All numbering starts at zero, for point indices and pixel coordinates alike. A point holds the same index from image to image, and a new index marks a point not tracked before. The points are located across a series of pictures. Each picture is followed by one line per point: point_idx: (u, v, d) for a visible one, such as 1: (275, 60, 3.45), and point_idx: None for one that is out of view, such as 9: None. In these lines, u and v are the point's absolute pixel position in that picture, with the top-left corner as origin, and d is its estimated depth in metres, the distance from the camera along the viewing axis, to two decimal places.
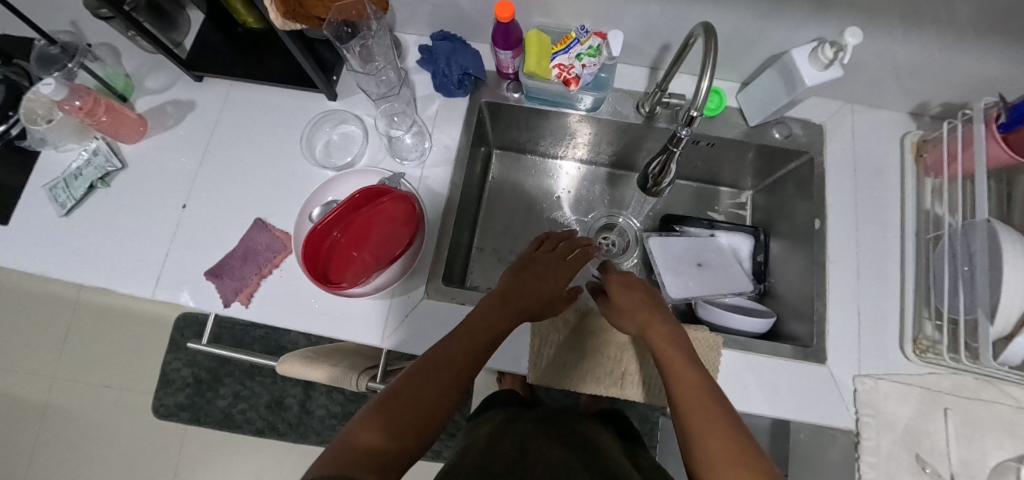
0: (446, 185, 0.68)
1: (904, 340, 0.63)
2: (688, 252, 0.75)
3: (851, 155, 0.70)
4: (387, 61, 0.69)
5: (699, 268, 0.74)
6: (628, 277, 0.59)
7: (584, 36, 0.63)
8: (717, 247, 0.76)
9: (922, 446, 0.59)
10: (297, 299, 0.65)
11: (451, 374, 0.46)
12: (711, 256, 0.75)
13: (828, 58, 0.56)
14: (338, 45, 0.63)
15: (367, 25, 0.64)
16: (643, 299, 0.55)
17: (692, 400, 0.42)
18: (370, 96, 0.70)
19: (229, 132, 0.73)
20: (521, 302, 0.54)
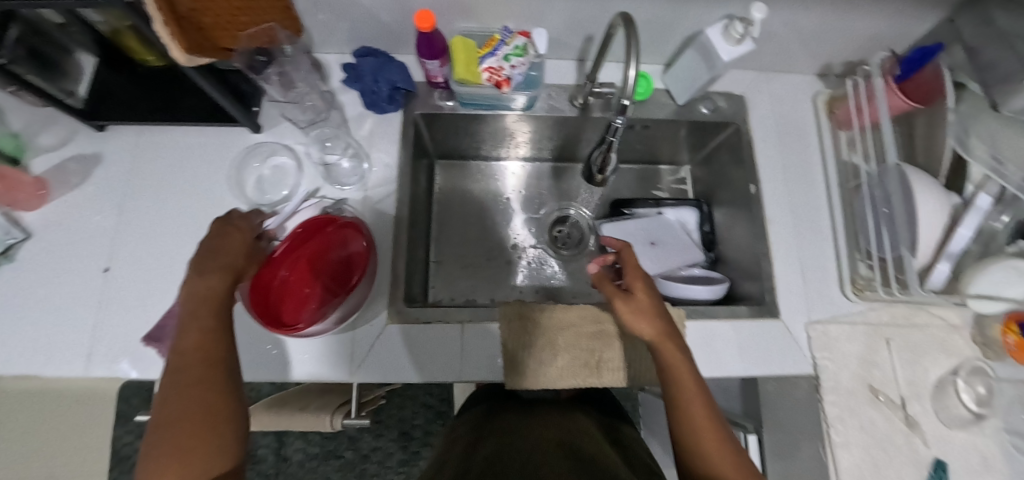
0: (393, 204, 0.66)
1: (843, 283, 0.68)
2: (639, 232, 0.79)
3: (773, 119, 0.75)
4: (308, 82, 0.68)
5: (650, 246, 0.78)
6: (648, 280, 0.56)
7: (510, 37, 0.64)
8: (666, 223, 0.80)
9: (873, 377, 0.65)
10: (252, 347, 0.61)
11: (207, 359, 0.42)
12: (662, 233, 0.79)
13: (740, 33, 0.59)
14: (253, 76, 0.61)
15: (281, 50, 0.63)
16: (657, 308, 0.53)
17: (713, 443, 0.45)
18: (298, 124, 0.68)
19: (146, 181, 0.67)
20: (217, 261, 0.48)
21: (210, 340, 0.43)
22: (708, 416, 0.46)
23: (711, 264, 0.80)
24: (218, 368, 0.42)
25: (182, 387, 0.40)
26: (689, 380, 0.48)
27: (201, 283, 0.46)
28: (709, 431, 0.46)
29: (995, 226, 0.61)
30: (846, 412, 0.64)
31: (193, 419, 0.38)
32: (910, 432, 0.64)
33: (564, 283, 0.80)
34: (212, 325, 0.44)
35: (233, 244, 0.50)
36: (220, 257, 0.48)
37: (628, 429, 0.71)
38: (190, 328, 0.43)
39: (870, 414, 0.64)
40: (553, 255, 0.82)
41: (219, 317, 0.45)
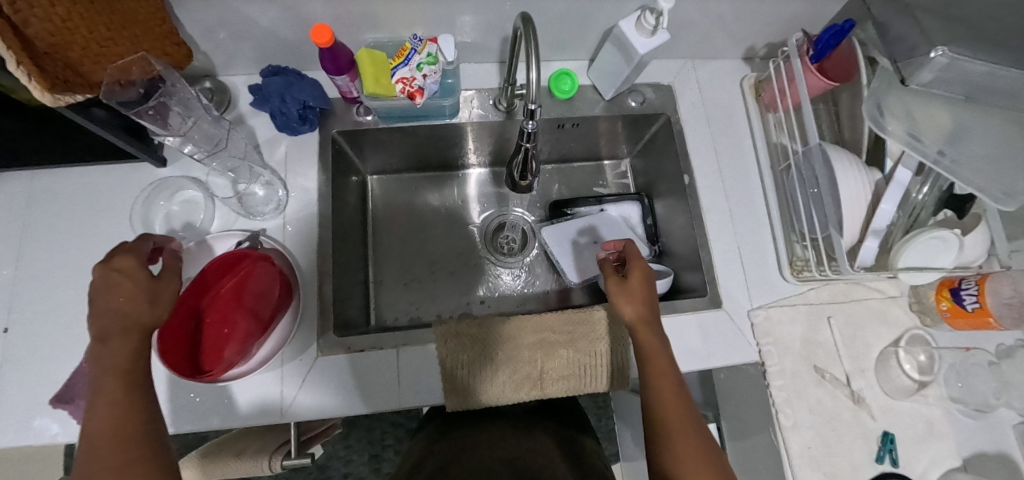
0: (315, 230, 0.63)
1: (782, 266, 0.68)
2: (583, 231, 0.77)
3: (702, 107, 0.74)
4: (195, 108, 0.60)
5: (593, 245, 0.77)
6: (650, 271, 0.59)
7: (419, 45, 0.60)
8: (610, 220, 0.78)
9: (817, 357, 0.65)
10: (172, 396, 0.57)
11: (123, 421, 0.39)
12: (606, 230, 0.78)
13: (652, 24, 0.58)
14: (127, 112, 0.52)
15: (162, 80, 0.56)
16: (648, 297, 0.57)
17: (677, 422, 0.48)
18: (197, 157, 0.62)
19: (39, 230, 0.61)
20: (115, 314, 0.42)
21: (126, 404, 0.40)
22: (679, 403, 0.50)
23: (657, 257, 0.79)
24: (136, 446, 0.38)
25: (98, 455, 0.37)
26: (664, 368, 0.52)
27: (105, 355, 0.41)
28: (677, 413, 0.49)
29: (919, 198, 0.61)
30: (793, 395, 0.63)
31: None
32: (858, 407, 0.64)
33: (511, 291, 0.79)
34: (125, 387, 0.40)
35: (121, 296, 0.43)
36: (116, 305, 0.43)
37: (586, 437, 0.70)
38: (101, 392, 0.39)
39: (818, 395, 0.64)
40: (498, 262, 0.80)
41: (130, 384, 0.40)
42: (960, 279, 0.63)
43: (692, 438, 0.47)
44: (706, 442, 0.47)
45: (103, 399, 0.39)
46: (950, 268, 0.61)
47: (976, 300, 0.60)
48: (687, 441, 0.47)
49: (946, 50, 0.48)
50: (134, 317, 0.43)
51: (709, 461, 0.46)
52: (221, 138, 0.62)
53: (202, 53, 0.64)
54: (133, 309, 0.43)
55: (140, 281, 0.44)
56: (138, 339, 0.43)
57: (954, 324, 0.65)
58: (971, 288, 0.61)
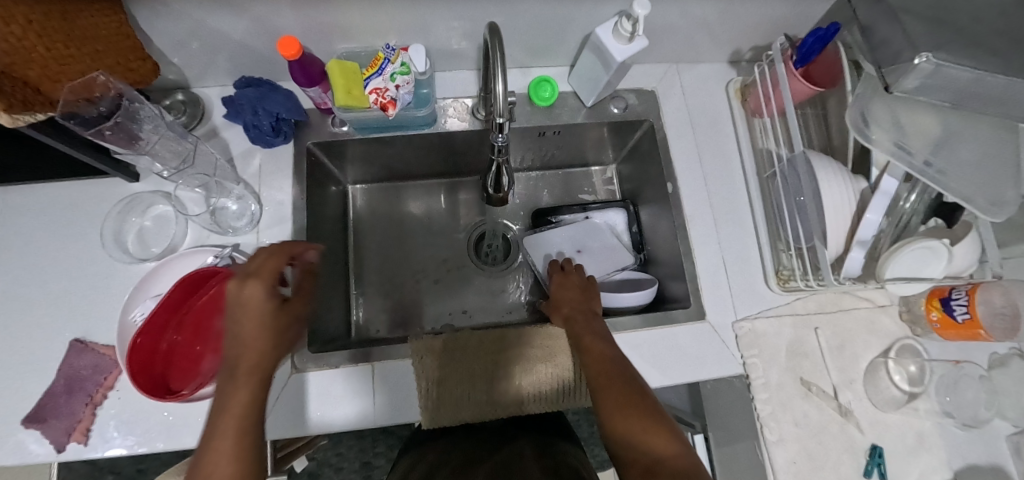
0: (289, 245, 0.62)
1: (768, 276, 0.67)
2: (566, 240, 0.76)
3: (686, 112, 0.73)
4: (157, 123, 0.57)
5: (577, 254, 0.75)
6: (581, 279, 0.66)
7: (393, 55, 0.59)
8: (595, 229, 0.77)
9: (804, 369, 0.64)
10: (148, 413, 0.56)
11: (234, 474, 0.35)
12: (591, 240, 0.76)
13: (628, 31, 0.56)
14: (83, 133, 0.50)
15: (122, 94, 0.53)
16: (576, 298, 0.63)
17: (607, 386, 0.49)
18: (163, 173, 0.60)
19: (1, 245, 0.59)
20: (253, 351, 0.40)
21: (250, 426, 0.37)
22: (614, 370, 0.51)
23: (642, 265, 0.77)
24: None
25: None
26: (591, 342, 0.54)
27: (228, 394, 0.37)
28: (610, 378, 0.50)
29: (906, 207, 0.59)
30: (778, 409, 0.62)
31: None
32: (844, 420, 0.63)
33: (494, 301, 0.77)
34: (250, 411, 0.37)
35: (247, 330, 0.40)
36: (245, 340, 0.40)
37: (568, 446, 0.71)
38: (228, 401, 0.37)
39: (803, 408, 0.63)
40: (481, 272, 0.79)
41: (244, 436, 0.36)
42: (950, 289, 0.61)
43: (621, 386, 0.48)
44: (635, 391, 0.48)
45: (219, 446, 0.35)
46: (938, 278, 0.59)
47: (966, 311, 0.59)
48: (610, 390, 0.48)
49: (930, 57, 0.46)
50: (259, 356, 0.40)
51: (637, 407, 0.46)
52: (192, 154, 0.60)
53: (173, 66, 0.63)
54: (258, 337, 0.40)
55: (264, 313, 0.41)
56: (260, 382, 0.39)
57: (944, 334, 0.63)
58: (961, 299, 0.59)
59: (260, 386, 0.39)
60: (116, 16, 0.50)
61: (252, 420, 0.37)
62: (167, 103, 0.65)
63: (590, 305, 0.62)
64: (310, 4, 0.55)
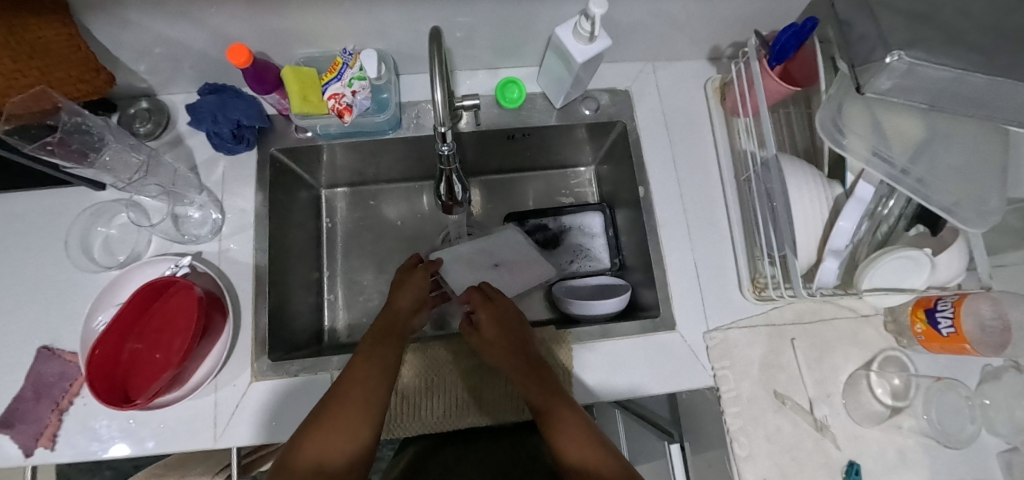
0: (252, 253, 0.62)
1: (742, 283, 0.64)
2: (479, 255, 0.72)
3: (660, 113, 0.70)
4: (110, 134, 0.57)
5: (493, 270, 0.71)
6: (510, 313, 0.60)
7: (351, 59, 0.58)
8: (511, 239, 0.74)
9: (778, 382, 0.61)
10: (110, 420, 0.57)
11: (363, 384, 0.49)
12: (507, 253, 0.73)
13: (587, 31, 0.54)
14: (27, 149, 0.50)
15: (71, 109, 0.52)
16: (510, 336, 0.57)
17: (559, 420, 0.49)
18: (119, 184, 0.59)
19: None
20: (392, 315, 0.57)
21: (371, 380, 0.50)
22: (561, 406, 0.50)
23: (616, 270, 0.75)
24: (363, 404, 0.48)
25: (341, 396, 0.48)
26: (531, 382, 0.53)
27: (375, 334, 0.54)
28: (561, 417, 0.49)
29: (885, 212, 0.56)
30: (749, 423, 0.60)
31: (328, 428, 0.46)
32: (820, 436, 0.60)
33: None
34: (373, 370, 0.50)
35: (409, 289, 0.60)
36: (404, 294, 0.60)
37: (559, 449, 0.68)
38: (358, 362, 0.51)
39: (776, 422, 0.60)
40: None
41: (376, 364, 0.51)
42: (936, 300, 0.58)
43: (584, 437, 0.48)
44: (588, 430, 0.48)
45: (363, 365, 0.51)
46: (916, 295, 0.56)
47: (951, 324, 0.55)
48: (575, 444, 0.47)
49: (903, 55, 0.43)
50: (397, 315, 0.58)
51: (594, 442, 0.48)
52: (144, 164, 0.58)
53: (137, 75, 0.63)
54: (398, 295, 0.59)
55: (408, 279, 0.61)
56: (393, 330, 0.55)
57: (929, 347, 0.60)
58: (946, 310, 0.56)
59: (377, 349, 0.53)
60: (66, 27, 0.49)
61: (374, 376, 0.50)
62: (131, 112, 0.66)
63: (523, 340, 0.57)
64: (262, 12, 0.54)
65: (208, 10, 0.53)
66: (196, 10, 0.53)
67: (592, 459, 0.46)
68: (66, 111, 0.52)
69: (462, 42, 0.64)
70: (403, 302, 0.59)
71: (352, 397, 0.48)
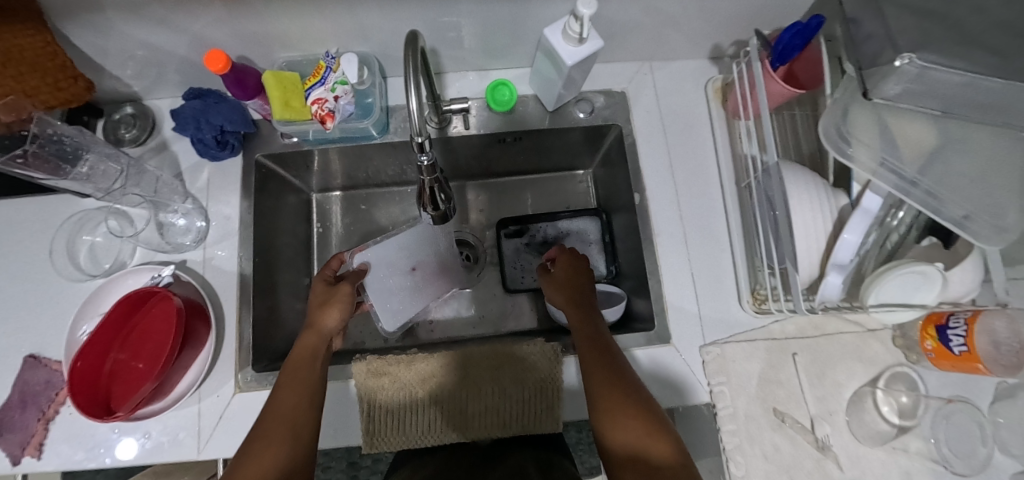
0: (236, 261, 0.62)
1: (742, 295, 0.61)
2: (396, 256, 0.67)
3: (657, 115, 0.67)
4: (89, 145, 0.56)
5: (410, 273, 0.69)
6: (583, 265, 0.62)
7: (334, 63, 0.56)
8: (429, 239, 0.69)
9: (777, 399, 0.58)
10: (95, 429, 0.56)
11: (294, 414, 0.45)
12: (425, 253, 0.69)
13: (576, 33, 0.51)
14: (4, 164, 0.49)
15: (48, 125, 0.52)
16: (579, 284, 0.59)
17: (607, 381, 0.46)
18: (95, 193, 0.58)
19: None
20: (314, 336, 0.53)
21: (299, 408, 0.46)
22: (608, 370, 0.48)
23: (612, 278, 0.73)
24: (289, 429, 0.44)
25: (264, 424, 0.44)
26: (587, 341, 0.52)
27: (297, 355, 0.51)
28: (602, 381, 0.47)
29: (894, 224, 0.53)
30: (745, 441, 0.57)
31: (263, 452, 0.41)
32: (822, 455, 0.57)
33: (462, 313, 0.73)
34: (299, 398, 0.46)
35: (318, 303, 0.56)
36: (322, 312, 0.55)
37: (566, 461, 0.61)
38: (283, 392, 0.47)
39: (774, 441, 0.57)
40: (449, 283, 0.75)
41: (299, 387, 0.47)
42: (948, 315, 0.54)
43: (623, 394, 0.45)
44: (636, 394, 0.45)
45: (287, 391, 0.47)
46: (925, 311, 0.53)
47: (964, 343, 0.52)
48: (618, 401, 0.45)
49: (914, 59, 0.39)
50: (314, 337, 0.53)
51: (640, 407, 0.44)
52: (124, 173, 0.58)
53: (121, 80, 0.62)
54: (321, 313, 0.55)
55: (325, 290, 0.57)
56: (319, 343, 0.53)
57: (939, 365, 0.56)
58: (959, 328, 0.52)
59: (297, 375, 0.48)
60: (42, 35, 0.48)
61: (301, 404, 0.46)
62: (116, 118, 0.65)
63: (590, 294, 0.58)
64: (241, 17, 0.53)
65: (186, 15, 0.51)
66: (172, 15, 0.51)
67: (635, 422, 0.43)
68: (37, 122, 0.51)
69: (450, 44, 0.62)
70: (325, 321, 0.54)
71: (278, 425, 0.44)
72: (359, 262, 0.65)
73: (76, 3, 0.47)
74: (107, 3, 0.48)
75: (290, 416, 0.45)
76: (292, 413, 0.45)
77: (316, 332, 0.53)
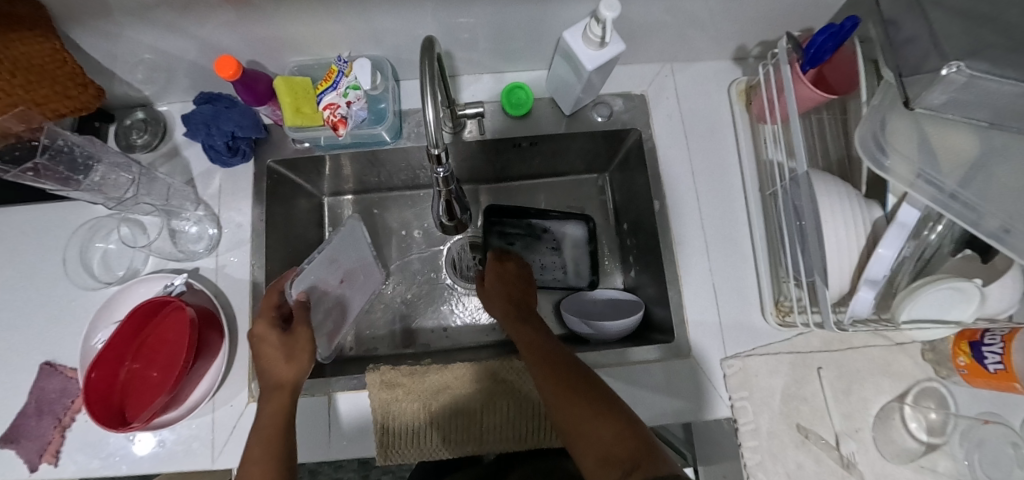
0: (248, 270, 0.61)
1: (765, 307, 0.59)
2: (328, 273, 0.61)
3: (678, 119, 0.65)
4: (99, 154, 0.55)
5: (340, 287, 0.63)
6: (516, 273, 0.65)
7: (346, 67, 0.55)
8: (356, 246, 0.65)
9: (801, 415, 0.57)
10: (110, 436, 0.56)
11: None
12: (351, 262, 0.64)
13: (598, 36, 0.49)
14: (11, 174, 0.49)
15: (56, 136, 0.50)
16: (510, 295, 0.62)
17: (548, 374, 0.48)
18: (109, 205, 0.57)
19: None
20: (279, 397, 0.48)
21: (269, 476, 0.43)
22: (546, 365, 0.49)
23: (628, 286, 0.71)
24: None
25: None
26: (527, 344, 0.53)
27: (265, 415, 0.47)
28: (545, 374, 0.48)
29: (930, 238, 0.50)
30: (768, 459, 0.56)
31: None
32: (846, 474, 0.55)
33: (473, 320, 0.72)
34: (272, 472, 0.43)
35: (269, 355, 0.51)
36: (275, 367, 0.50)
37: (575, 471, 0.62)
38: (251, 466, 0.43)
39: (797, 458, 0.56)
40: (459, 289, 0.74)
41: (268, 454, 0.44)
42: (983, 332, 0.52)
43: (571, 382, 0.47)
44: (581, 379, 0.47)
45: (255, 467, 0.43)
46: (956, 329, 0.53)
47: (1000, 361, 0.49)
48: (565, 390, 0.46)
49: (962, 67, 0.37)
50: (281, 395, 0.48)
51: (585, 388, 0.46)
52: (136, 182, 0.57)
53: (132, 86, 0.61)
54: (282, 366, 0.50)
55: (277, 339, 0.52)
56: (287, 396, 0.49)
57: (972, 382, 0.54)
58: (995, 346, 0.50)
59: (267, 445, 0.45)
60: (51, 42, 0.47)
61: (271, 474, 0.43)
62: (128, 123, 0.64)
63: (522, 300, 0.62)
64: (252, 21, 0.51)
65: (194, 19, 0.50)
66: (181, 20, 0.50)
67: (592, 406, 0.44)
68: (47, 132, 0.50)
69: (464, 45, 0.60)
70: (288, 376, 0.50)
71: None
72: (299, 291, 0.57)
73: (84, 9, 0.46)
74: (115, 7, 0.47)
75: None
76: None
77: (284, 389, 0.49)
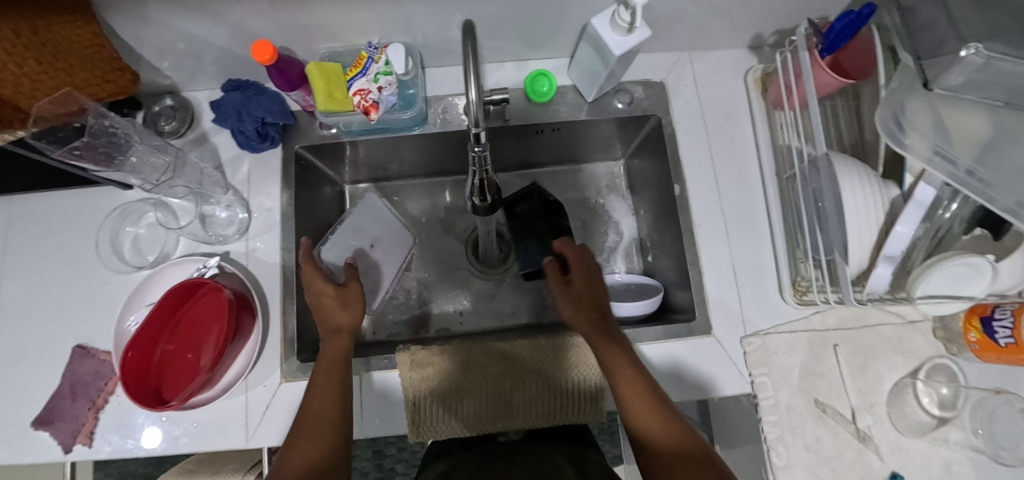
0: (278, 253, 0.62)
1: (783, 287, 0.61)
2: (354, 240, 0.66)
3: (696, 105, 0.67)
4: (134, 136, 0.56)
5: (371, 251, 0.67)
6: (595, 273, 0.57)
7: (376, 54, 0.57)
8: (378, 215, 0.69)
9: (819, 390, 0.59)
10: (144, 417, 0.57)
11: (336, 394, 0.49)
12: (378, 230, 0.68)
13: (626, 22, 0.50)
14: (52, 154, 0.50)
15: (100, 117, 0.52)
16: (592, 298, 0.55)
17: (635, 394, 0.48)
18: (145, 187, 0.59)
19: (4, 257, 0.60)
20: (337, 341, 0.52)
21: (336, 395, 0.49)
22: (637, 386, 0.49)
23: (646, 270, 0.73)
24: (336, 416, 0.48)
25: (312, 413, 0.48)
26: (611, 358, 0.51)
27: (331, 347, 0.52)
28: (638, 397, 0.48)
29: (946, 217, 0.52)
30: (787, 432, 0.58)
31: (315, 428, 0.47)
32: (862, 446, 0.57)
33: (492, 304, 0.73)
34: (335, 396, 0.49)
35: (325, 303, 0.54)
36: (334, 313, 0.54)
37: (597, 458, 0.62)
38: (319, 381, 0.49)
39: (815, 431, 0.58)
40: (477, 274, 0.75)
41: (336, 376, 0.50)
42: (993, 307, 0.53)
43: (649, 405, 0.48)
44: (666, 410, 0.48)
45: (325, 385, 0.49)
46: (966, 304, 0.54)
47: (1010, 334, 0.51)
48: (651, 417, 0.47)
49: (981, 48, 0.38)
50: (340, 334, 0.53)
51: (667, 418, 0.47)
52: (171, 166, 0.58)
53: (161, 73, 0.62)
54: (339, 312, 0.54)
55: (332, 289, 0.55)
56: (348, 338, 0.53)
57: (983, 357, 0.56)
58: (1005, 320, 0.51)
59: (332, 365, 0.51)
60: (89, 26, 0.48)
61: (338, 392, 0.49)
62: (156, 109, 0.65)
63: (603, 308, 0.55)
64: (286, 7, 0.52)
65: (231, 5, 0.51)
66: (218, 5, 0.51)
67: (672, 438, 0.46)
68: (91, 113, 0.51)
69: (489, 33, 0.61)
70: (347, 322, 0.53)
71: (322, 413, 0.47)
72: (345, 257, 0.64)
73: None
74: None
75: (330, 405, 0.48)
76: (325, 420, 0.47)
77: (344, 334, 0.53)
